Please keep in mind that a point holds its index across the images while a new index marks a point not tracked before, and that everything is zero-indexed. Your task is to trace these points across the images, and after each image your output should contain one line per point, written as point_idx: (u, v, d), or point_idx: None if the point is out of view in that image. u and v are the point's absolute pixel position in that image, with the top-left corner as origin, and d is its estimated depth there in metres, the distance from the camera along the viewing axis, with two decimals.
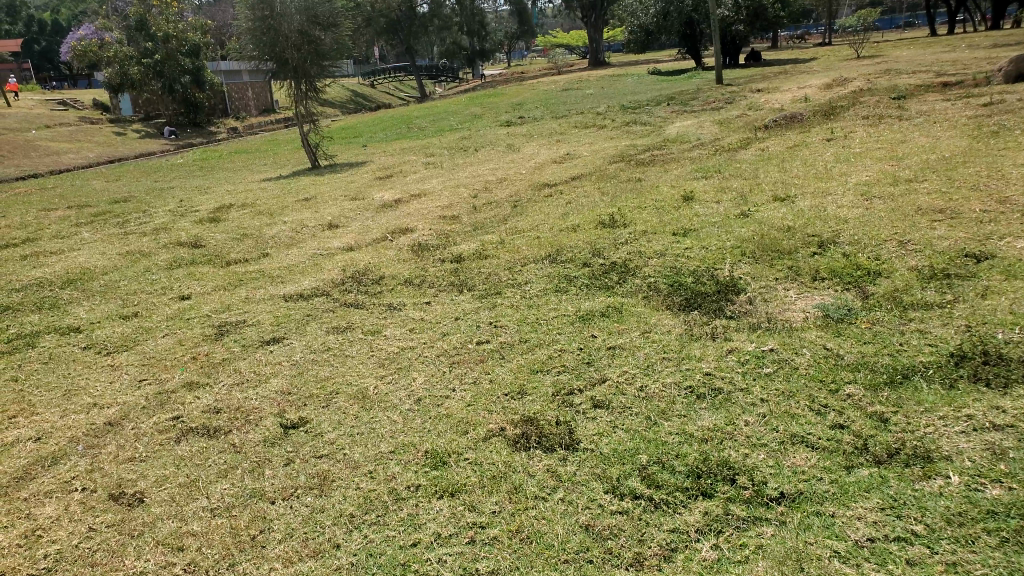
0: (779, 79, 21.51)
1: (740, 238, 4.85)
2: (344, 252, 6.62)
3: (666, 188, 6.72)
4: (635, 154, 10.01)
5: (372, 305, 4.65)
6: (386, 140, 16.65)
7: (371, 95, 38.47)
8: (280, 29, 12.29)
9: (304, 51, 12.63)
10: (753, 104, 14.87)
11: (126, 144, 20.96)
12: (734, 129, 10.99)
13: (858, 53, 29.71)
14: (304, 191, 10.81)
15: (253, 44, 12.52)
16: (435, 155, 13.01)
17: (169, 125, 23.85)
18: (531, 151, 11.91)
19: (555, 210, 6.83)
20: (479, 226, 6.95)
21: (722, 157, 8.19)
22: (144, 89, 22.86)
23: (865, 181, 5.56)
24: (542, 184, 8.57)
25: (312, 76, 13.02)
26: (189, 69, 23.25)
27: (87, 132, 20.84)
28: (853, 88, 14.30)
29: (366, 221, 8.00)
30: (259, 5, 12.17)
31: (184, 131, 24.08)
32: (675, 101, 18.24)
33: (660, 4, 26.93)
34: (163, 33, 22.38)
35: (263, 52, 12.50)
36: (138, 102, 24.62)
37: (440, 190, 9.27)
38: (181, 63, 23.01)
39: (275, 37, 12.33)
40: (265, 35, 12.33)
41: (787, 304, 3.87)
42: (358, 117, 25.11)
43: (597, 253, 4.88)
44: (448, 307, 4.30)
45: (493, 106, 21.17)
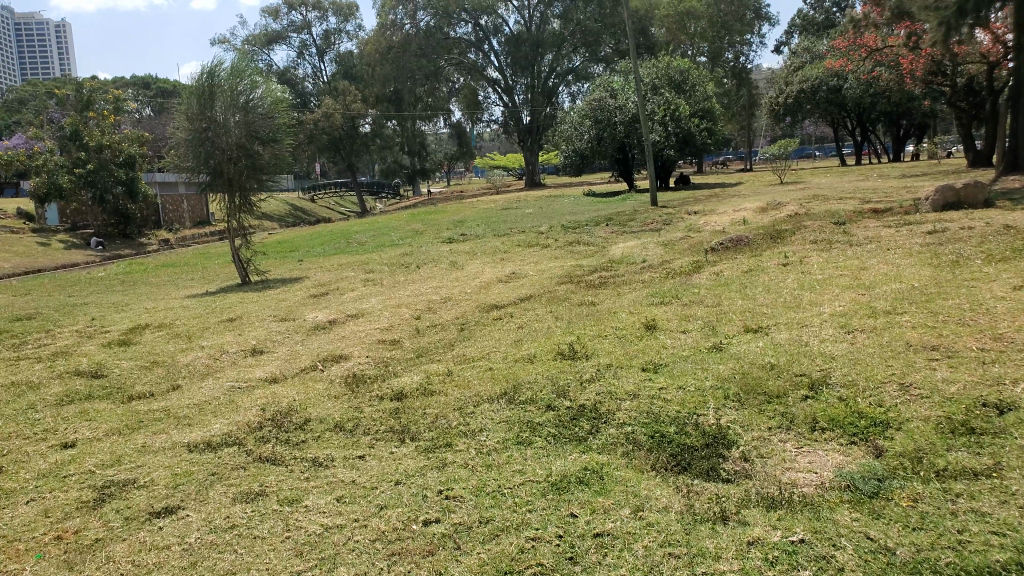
0: (713, 202, 22.09)
1: (720, 375, 4.32)
2: (268, 384, 5.82)
3: (627, 313, 6.26)
4: (584, 275, 9.63)
5: (291, 460, 3.87)
6: (323, 255, 16.04)
7: (311, 209, 38.19)
8: (216, 141, 11.88)
9: (241, 165, 12.10)
10: (693, 226, 14.95)
11: (41, 253, 19.71)
12: (682, 251, 10.82)
13: (782, 178, 31.19)
14: (229, 310, 10.00)
15: (189, 154, 12.01)
16: (373, 271, 12.42)
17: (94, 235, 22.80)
18: (475, 270, 11.44)
19: (508, 335, 6.26)
20: (422, 352, 6.28)
21: (677, 281, 7.83)
22: (70, 197, 21.87)
23: (840, 312, 5.14)
24: (490, 305, 8.01)
25: (248, 191, 12.42)
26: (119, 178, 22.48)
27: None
28: (789, 211, 14.59)
29: (297, 346, 7.25)
30: (198, 117, 11.80)
31: (113, 242, 23.09)
32: (616, 221, 18.37)
33: (596, 129, 27.86)
34: (97, 143, 21.58)
35: (195, 163, 11.99)
36: (64, 212, 23.69)
37: (379, 310, 8.61)
38: (113, 173, 22.12)
39: (211, 148, 11.89)
40: (202, 147, 11.88)
41: (790, 463, 3.27)
42: (296, 231, 24.55)
43: (559, 392, 4.27)
44: (386, 467, 3.58)
45: (434, 222, 20.92)
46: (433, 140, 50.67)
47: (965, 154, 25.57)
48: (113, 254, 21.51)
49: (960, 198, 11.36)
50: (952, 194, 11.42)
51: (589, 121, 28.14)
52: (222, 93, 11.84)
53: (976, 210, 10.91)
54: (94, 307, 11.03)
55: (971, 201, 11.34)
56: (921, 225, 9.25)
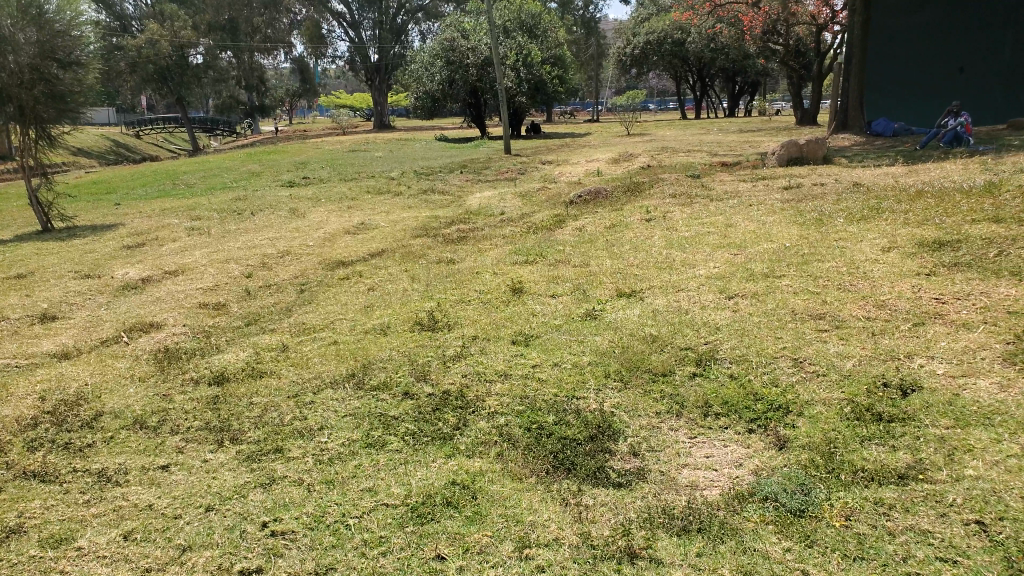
0: (566, 151, 21.94)
1: (602, 348, 3.82)
2: (58, 363, 4.59)
3: (489, 273, 5.68)
4: (439, 228, 8.92)
5: (67, 474, 2.95)
6: (144, 198, 14.15)
7: (133, 145, 34.35)
8: (2, 60, 9.76)
9: (35, 90, 10.09)
10: (549, 177, 14.59)
11: None
12: (540, 203, 10.36)
13: (630, 129, 31.74)
14: (17, 262, 8.20)
15: None
16: (200, 219, 10.97)
17: None
18: (317, 219, 10.36)
19: (357, 299, 5.47)
20: (253, 320, 5.32)
21: (539, 236, 7.31)
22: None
23: (715, 276, 4.84)
24: (335, 261, 7.13)
25: (45, 122, 10.40)
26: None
27: None
28: (642, 163, 14.59)
29: (101, 308, 5.94)
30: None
31: None
32: (470, 168, 17.71)
33: (446, 71, 26.72)
34: None
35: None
36: None
37: (204, 264, 7.45)
38: None
39: None
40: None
41: (688, 459, 2.85)
42: (113, 170, 21.79)
43: (417, 374, 3.60)
44: (198, 481, 2.80)
45: (273, 164, 19.20)
46: (272, 76, 47.02)
47: (796, 112, 27.05)
48: None
49: (803, 154, 11.68)
50: (796, 150, 11.72)
51: (439, 62, 26.88)
52: (5, 3, 9.73)
53: (818, 166, 11.27)
54: None
55: (813, 158, 11.72)
56: (772, 180, 9.34)
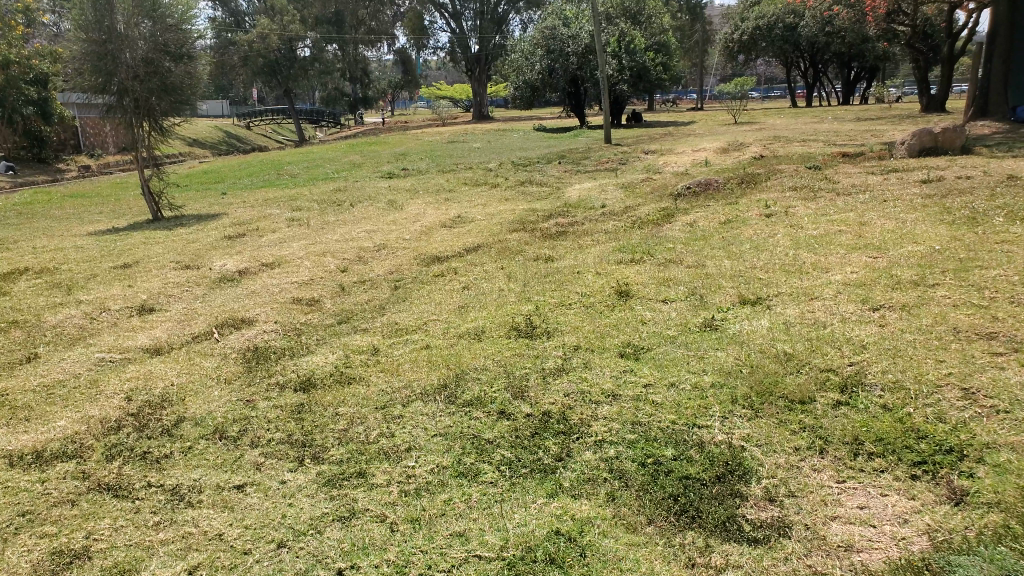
0: (669, 141, 21.10)
1: (726, 367, 3.32)
2: (148, 359, 4.49)
3: (591, 273, 5.25)
4: (538, 222, 8.56)
5: (140, 491, 2.72)
6: (250, 188, 14.48)
7: (245, 137, 35.78)
8: (118, 56, 10.05)
9: (149, 84, 10.36)
10: (652, 168, 13.95)
11: None
12: (643, 196, 9.81)
13: (736, 118, 30.37)
14: (127, 252, 8.43)
15: (84, 69, 10.10)
16: (300, 209, 11.05)
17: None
18: (415, 211, 10.22)
19: (451, 299, 5.16)
20: (344, 318, 5.09)
21: (645, 232, 6.82)
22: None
23: (853, 283, 4.22)
24: (431, 255, 6.88)
25: (157, 114, 10.71)
26: (32, 99, 20.94)
27: None
28: (752, 153, 13.73)
29: (197, 302, 5.87)
30: (95, 27, 9.90)
31: (16, 170, 20.90)
32: (568, 159, 17.27)
33: (546, 60, 26.30)
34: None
35: (92, 79, 10.13)
36: None
37: (302, 256, 7.37)
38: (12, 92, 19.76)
39: (112, 65, 10.06)
40: (101, 62, 10.01)
41: (838, 510, 2.36)
42: (225, 161, 22.62)
43: (514, 389, 3.22)
44: (276, 509, 2.49)
45: (373, 155, 19.38)
46: (374, 69, 47.99)
47: (921, 98, 25.02)
48: (20, 185, 19.61)
49: (939, 143, 10.56)
50: (928, 140, 10.59)
51: (540, 51, 26.55)
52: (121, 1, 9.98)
53: (956, 157, 10.18)
54: None
55: (951, 147, 10.59)
56: (906, 172, 8.45)
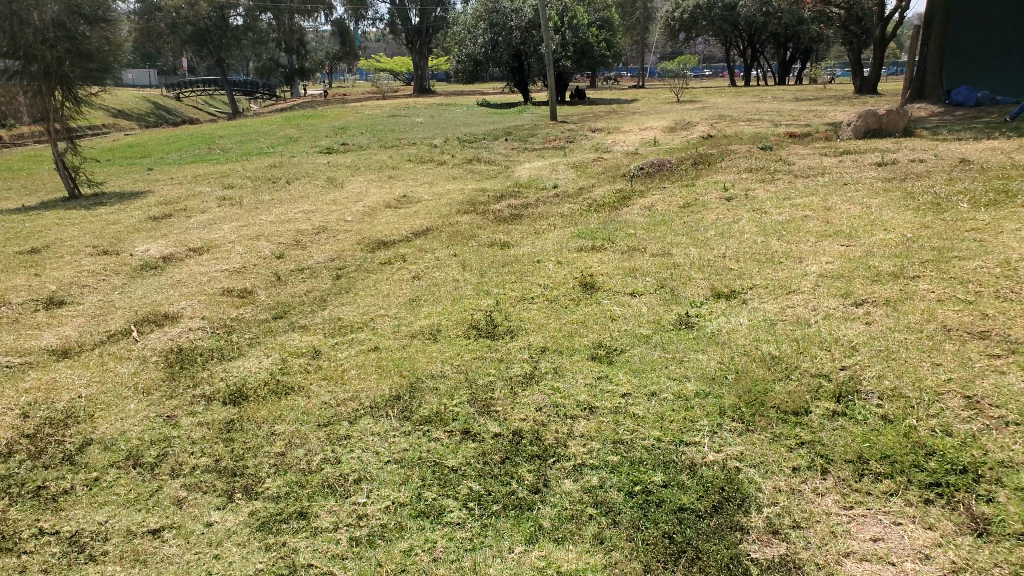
0: (615, 118, 20.88)
1: (710, 373, 3.03)
2: (51, 365, 3.96)
3: (551, 262, 4.91)
4: (488, 203, 8.17)
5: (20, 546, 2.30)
6: (178, 163, 13.64)
7: (174, 108, 34.14)
8: (26, 18, 9.14)
9: (60, 49, 9.45)
10: (601, 146, 13.68)
11: None
12: (596, 176, 9.51)
13: (679, 96, 30.38)
14: (38, 234, 7.71)
15: None
16: (232, 187, 10.37)
17: None
18: (356, 190, 9.70)
19: (400, 291, 4.75)
20: (281, 313, 4.63)
21: (603, 216, 6.51)
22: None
23: (830, 274, 3.98)
24: (377, 240, 6.43)
25: (71, 82, 9.81)
26: None
27: None
28: (701, 133, 13.58)
29: (114, 294, 5.31)
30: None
31: None
32: (514, 136, 16.87)
33: (489, 34, 25.67)
34: None
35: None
36: None
37: (234, 240, 6.83)
38: None
39: (18, 28, 9.13)
40: (7, 24, 9.08)
41: (851, 544, 2.04)
42: (152, 133, 21.42)
43: (477, 404, 2.88)
44: (212, 567, 2.12)
45: (312, 129, 18.56)
46: (311, 39, 46.32)
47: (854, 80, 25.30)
48: None
49: (885, 125, 10.53)
50: (873, 121, 10.54)
51: (482, 25, 25.90)
52: None
53: (903, 139, 10.16)
54: None
55: (896, 129, 10.59)
56: (856, 154, 8.34)
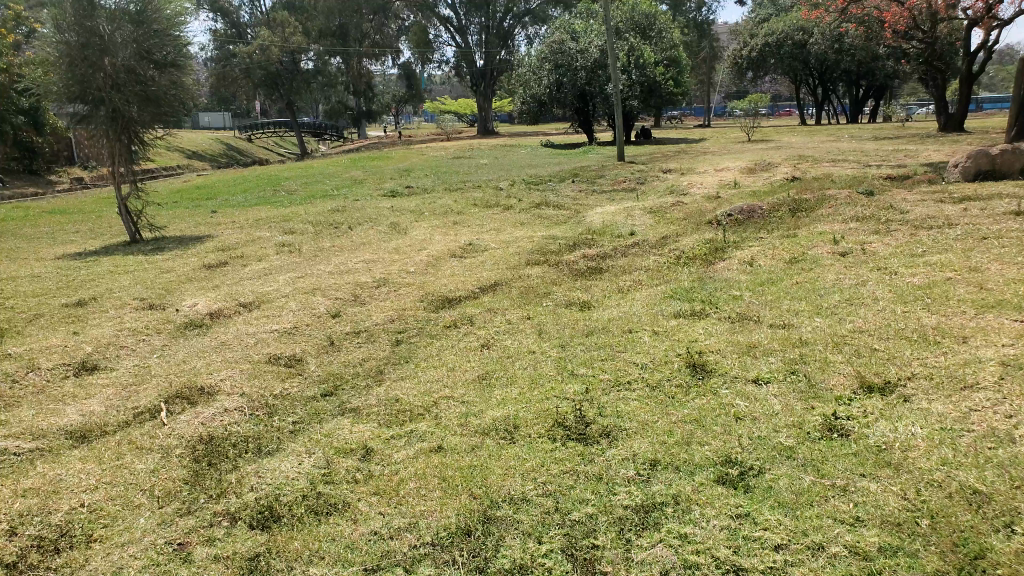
0: (686, 159, 20.07)
1: (895, 517, 2.18)
2: (63, 455, 3.30)
3: (647, 331, 4.14)
4: (561, 253, 7.53)
5: None
6: (242, 205, 13.51)
7: (247, 149, 35.02)
8: (98, 62, 9.02)
9: (129, 93, 9.27)
10: (677, 189, 12.90)
11: None
12: (676, 223, 8.74)
13: (751, 135, 29.39)
14: (90, 282, 7.36)
15: (61, 75, 9.01)
16: (293, 232, 9.98)
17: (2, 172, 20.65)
18: (420, 236, 9.20)
19: (466, 365, 4.05)
20: (331, 388, 3.99)
21: (695, 271, 5.73)
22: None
23: (1017, 362, 3.05)
24: (441, 296, 5.81)
25: (139, 126, 9.58)
26: (26, 109, 20.40)
27: None
28: (785, 175, 12.69)
29: (151, 360, 4.73)
30: (74, 27, 8.84)
31: (16, 182, 20.65)
32: (582, 178, 16.31)
33: (554, 75, 25.35)
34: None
35: (66, 84, 9.01)
36: None
37: (288, 293, 6.32)
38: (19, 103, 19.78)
39: (89, 72, 8.99)
40: (77, 67, 8.94)
41: None
42: (223, 174, 21.72)
43: (578, 558, 2.13)
44: None
45: (376, 170, 18.38)
46: (377, 82, 47.17)
47: (939, 118, 23.49)
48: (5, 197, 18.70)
49: (1001, 167, 9.34)
50: (986, 162, 9.44)
51: (547, 65, 25.62)
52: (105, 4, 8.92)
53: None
54: None
55: (1010, 174, 9.32)
56: (977, 201, 7.32)
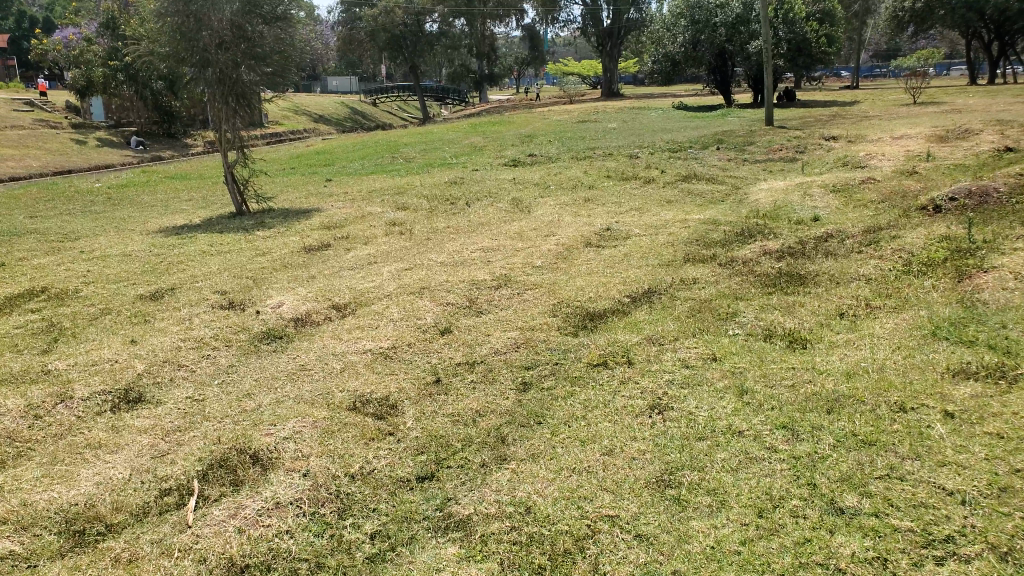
0: (849, 125, 17.50)
1: None
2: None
3: (933, 415, 2.55)
4: (726, 246, 5.97)
5: None
6: (357, 173, 12.64)
7: (371, 113, 34.83)
8: (204, 18, 8.04)
9: (236, 53, 8.33)
10: (850, 161, 10.85)
11: (65, 152, 17.79)
12: (873, 210, 6.90)
13: (918, 98, 25.81)
14: (178, 264, 6.54)
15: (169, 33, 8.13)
16: (407, 208, 8.86)
17: (140, 134, 21.22)
18: (547, 215, 7.86)
19: (632, 447, 2.65)
20: (432, 468, 2.71)
21: (942, 289, 4.05)
22: (110, 94, 20.06)
23: None
24: (579, 309, 4.45)
25: (249, 90, 8.65)
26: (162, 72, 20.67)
27: (39, 136, 18.24)
28: (995, 145, 10.30)
29: (208, 391, 3.68)
30: None
31: (154, 145, 21.20)
32: (727, 145, 14.39)
33: (690, 32, 23.14)
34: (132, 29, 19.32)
35: (171, 45, 8.11)
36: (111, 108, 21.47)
37: (391, 291, 5.16)
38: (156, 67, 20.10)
39: (196, 29, 8.06)
40: (184, 24, 8.02)
41: None
42: (343, 139, 21.29)
43: None
44: None
45: (498, 136, 17.19)
46: (501, 44, 45.72)
47: None
48: (141, 161, 19.03)
49: None
50: None
51: (682, 22, 23.40)
52: None
53: None
54: (32, 243, 8.05)
55: None
56: None
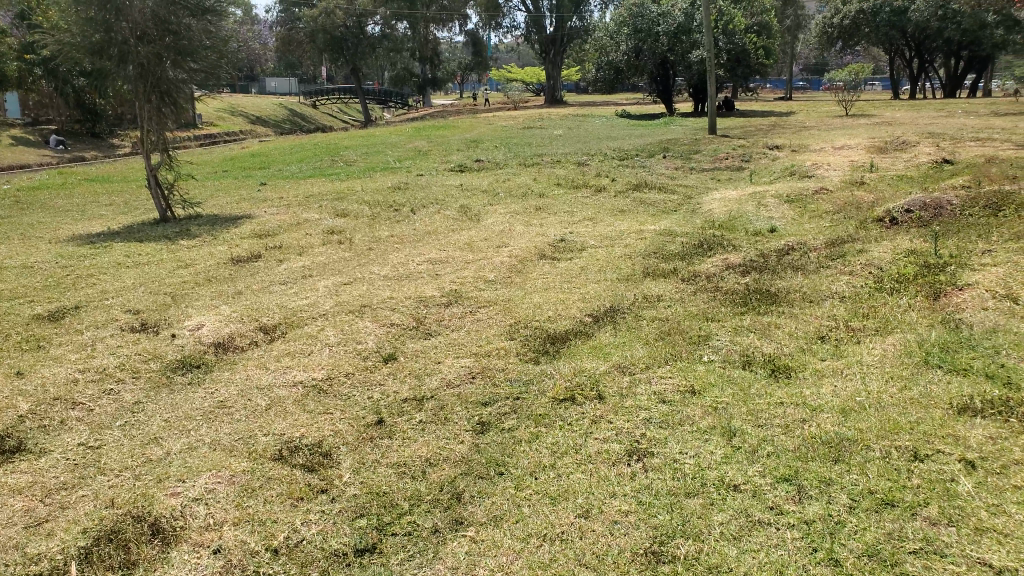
0: (791, 135, 17.66)
1: None
2: None
3: (955, 465, 2.23)
4: (686, 260, 5.68)
5: None
6: (293, 178, 12.00)
7: (310, 117, 33.84)
8: (124, 7, 7.32)
9: (160, 47, 7.62)
10: (798, 171, 10.78)
11: None
12: (830, 221, 6.72)
13: (852, 109, 26.45)
14: (87, 278, 5.88)
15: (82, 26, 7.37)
16: (346, 215, 8.32)
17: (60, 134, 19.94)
18: (496, 225, 7.46)
19: (613, 507, 2.29)
20: (371, 538, 2.29)
21: (927, 307, 3.78)
22: (26, 90, 18.77)
23: None
24: (538, 331, 4.04)
25: (175, 90, 7.93)
26: None
27: None
28: (938, 156, 10.38)
29: (106, 435, 3.10)
30: None
31: (75, 145, 19.94)
32: (674, 153, 14.28)
33: (632, 40, 23.09)
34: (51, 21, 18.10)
35: (85, 36, 7.30)
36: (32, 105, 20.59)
37: (327, 311, 4.65)
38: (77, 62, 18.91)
39: (114, 20, 7.34)
40: (100, 13, 7.27)
41: None
42: (280, 142, 20.46)
43: None
44: None
45: (441, 141, 16.72)
46: (443, 49, 45.24)
47: None
48: (60, 162, 17.82)
49: None
50: None
51: (624, 30, 23.38)
52: None
53: None
54: None
55: None
56: None
